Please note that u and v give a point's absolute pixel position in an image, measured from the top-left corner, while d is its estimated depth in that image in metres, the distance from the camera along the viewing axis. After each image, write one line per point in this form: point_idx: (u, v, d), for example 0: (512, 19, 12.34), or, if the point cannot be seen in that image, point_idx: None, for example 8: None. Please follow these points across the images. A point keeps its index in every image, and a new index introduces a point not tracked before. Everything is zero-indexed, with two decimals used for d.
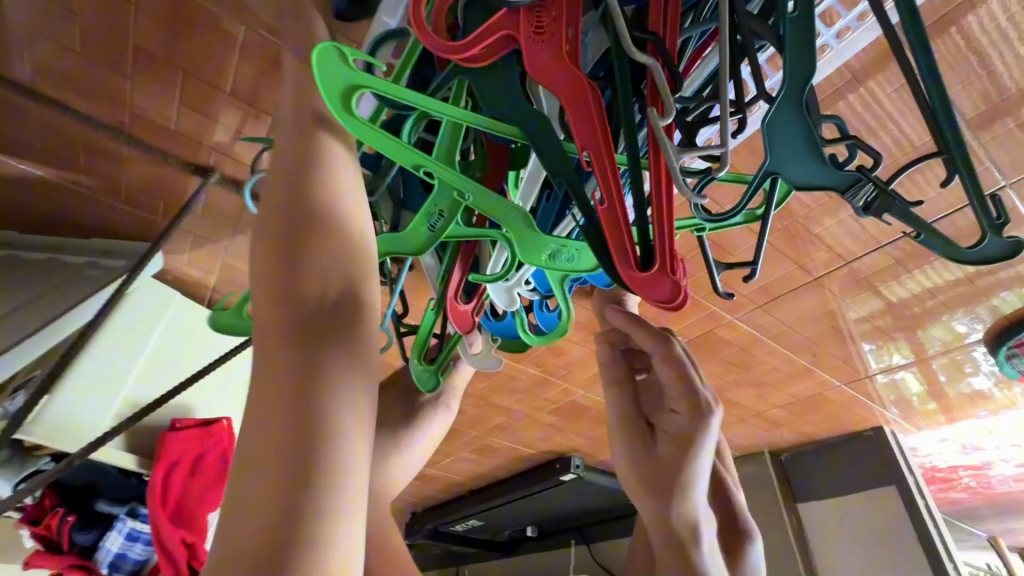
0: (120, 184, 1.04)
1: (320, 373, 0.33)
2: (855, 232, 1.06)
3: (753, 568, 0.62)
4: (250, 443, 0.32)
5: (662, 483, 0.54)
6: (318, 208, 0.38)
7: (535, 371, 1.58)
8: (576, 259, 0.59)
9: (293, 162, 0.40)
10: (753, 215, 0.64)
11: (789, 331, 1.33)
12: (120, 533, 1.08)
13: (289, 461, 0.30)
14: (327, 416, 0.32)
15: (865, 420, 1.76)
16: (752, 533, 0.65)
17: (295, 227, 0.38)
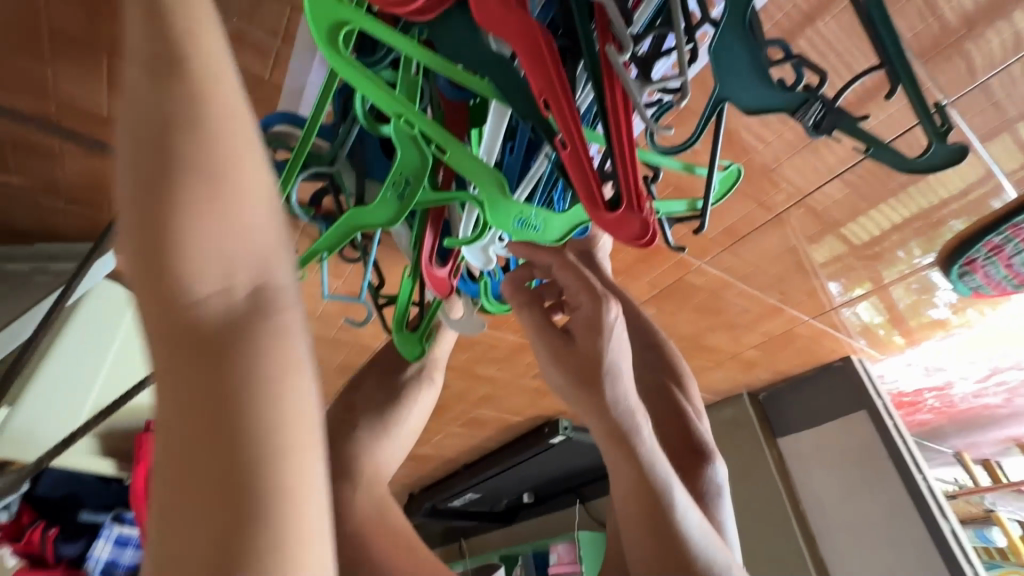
0: (58, 184, 0.99)
1: (237, 400, 0.27)
2: (809, 165, 1.07)
3: (711, 486, 0.70)
4: (165, 505, 0.26)
5: (587, 372, 0.59)
6: (188, 162, 0.29)
7: (515, 337, 1.59)
8: (542, 228, 0.63)
9: (141, 112, 0.30)
10: (689, 165, 0.68)
11: (754, 271, 1.37)
12: (108, 540, 1.07)
13: (222, 523, 0.25)
14: (262, 450, 0.26)
15: (834, 352, 1.83)
16: (712, 455, 0.72)
17: (168, 204, 0.29)
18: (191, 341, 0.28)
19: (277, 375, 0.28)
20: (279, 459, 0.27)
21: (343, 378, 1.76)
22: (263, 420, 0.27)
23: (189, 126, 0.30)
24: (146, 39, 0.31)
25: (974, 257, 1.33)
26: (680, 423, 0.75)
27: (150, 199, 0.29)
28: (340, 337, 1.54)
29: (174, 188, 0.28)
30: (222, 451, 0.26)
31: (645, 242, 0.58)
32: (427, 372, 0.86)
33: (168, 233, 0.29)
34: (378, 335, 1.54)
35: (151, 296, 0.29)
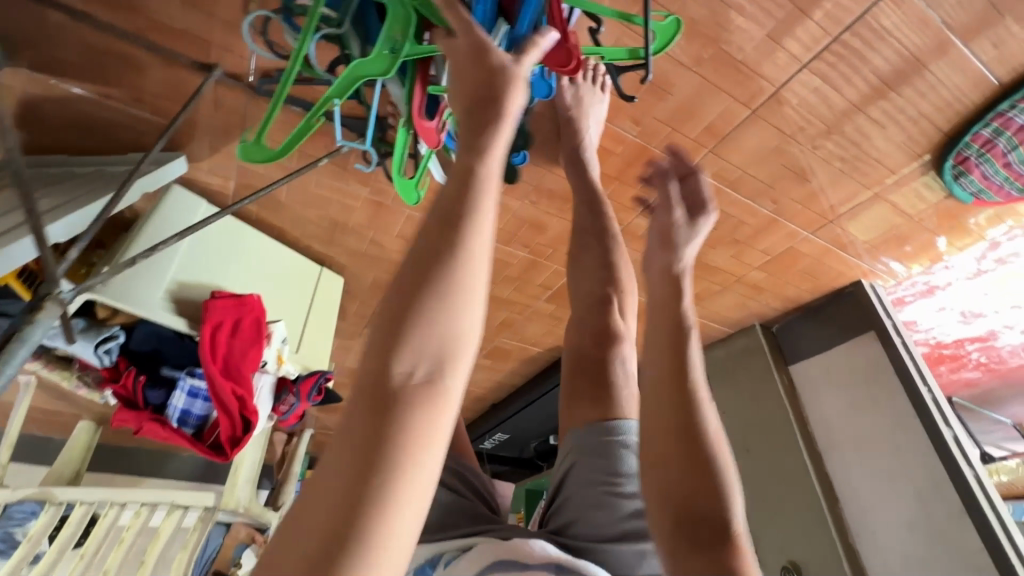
0: (145, 93, 1.25)
1: (405, 396, 0.39)
2: (778, 54, 1.16)
3: (622, 357, 0.96)
4: (347, 430, 0.39)
5: (671, 241, 0.80)
6: (433, 297, 0.43)
7: (526, 255, 1.76)
8: None
9: (447, 207, 0.47)
10: (625, 13, 0.80)
11: (745, 176, 1.45)
12: (183, 390, 1.34)
13: (358, 454, 0.37)
14: (405, 429, 0.38)
15: (843, 275, 1.87)
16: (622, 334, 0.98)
17: (432, 260, 0.44)
18: (397, 329, 0.42)
19: (427, 409, 0.40)
20: (413, 448, 0.38)
21: (378, 297, 1.98)
22: (419, 418, 0.39)
23: (451, 235, 0.45)
24: (457, 186, 0.49)
25: (966, 154, 1.38)
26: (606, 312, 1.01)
27: (436, 255, 0.44)
28: (372, 252, 1.75)
29: (444, 255, 0.44)
30: (383, 413, 0.39)
31: (569, 69, 0.74)
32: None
33: (432, 272, 0.44)
34: (404, 250, 1.75)
35: (401, 293, 0.43)
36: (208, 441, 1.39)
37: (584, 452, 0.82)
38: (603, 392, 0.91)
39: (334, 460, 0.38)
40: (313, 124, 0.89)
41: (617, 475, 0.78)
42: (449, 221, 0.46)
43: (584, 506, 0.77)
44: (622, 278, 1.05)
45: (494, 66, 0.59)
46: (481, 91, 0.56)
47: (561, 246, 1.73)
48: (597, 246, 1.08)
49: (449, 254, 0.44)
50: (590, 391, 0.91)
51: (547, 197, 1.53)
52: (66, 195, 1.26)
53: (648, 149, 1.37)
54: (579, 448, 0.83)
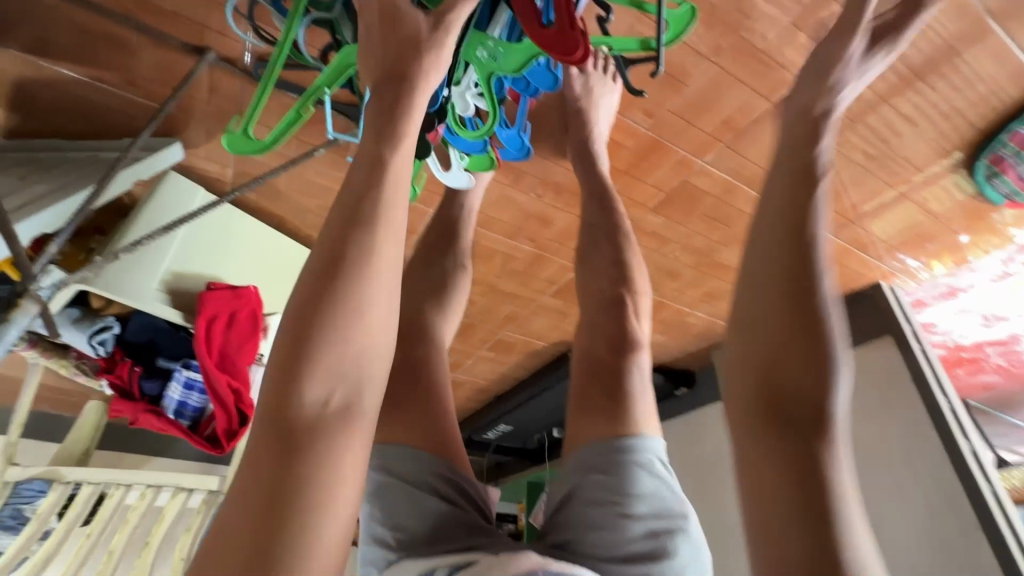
0: (138, 77, 1.21)
1: (315, 426, 0.47)
2: (802, 43, 1.08)
3: (640, 366, 0.90)
4: (261, 455, 0.47)
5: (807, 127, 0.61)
6: (337, 330, 0.49)
7: (531, 249, 1.71)
8: (504, 58, 0.74)
9: (337, 242, 0.51)
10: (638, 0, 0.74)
11: (762, 173, 1.39)
12: (179, 382, 1.33)
13: (271, 479, 0.46)
14: (314, 455, 0.47)
15: (861, 276, 1.79)
16: (640, 343, 0.91)
17: (323, 299, 0.49)
18: (292, 365, 0.48)
19: (337, 435, 0.48)
20: (323, 470, 0.47)
21: None
22: (326, 444, 0.47)
23: (340, 272, 0.50)
24: (349, 220, 0.52)
25: (1001, 153, 1.30)
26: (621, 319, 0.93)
27: (326, 293, 0.49)
28: None
29: (333, 294, 0.49)
30: (290, 442, 0.47)
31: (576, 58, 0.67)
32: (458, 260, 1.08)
33: (323, 311, 0.49)
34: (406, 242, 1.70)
35: (295, 330, 0.49)
36: (204, 433, 1.37)
37: (585, 469, 0.79)
38: (616, 404, 0.84)
39: (251, 483, 0.46)
40: (303, 112, 0.84)
41: (625, 494, 0.74)
42: (338, 257, 0.50)
43: (584, 527, 0.74)
44: (634, 277, 0.99)
45: (405, 38, 0.60)
46: (388, 100, 0.57)
47: (567, 240, 1.67)
48: (606, 246, 1.03)
49: (346, 286, 0.49)
50: (603, 403, 0.85)
51: (553, 190, 1.47)
52: (58, 181, 1.23)
53: (660, 143, 1.30)
54: (583, 463, 0.79)
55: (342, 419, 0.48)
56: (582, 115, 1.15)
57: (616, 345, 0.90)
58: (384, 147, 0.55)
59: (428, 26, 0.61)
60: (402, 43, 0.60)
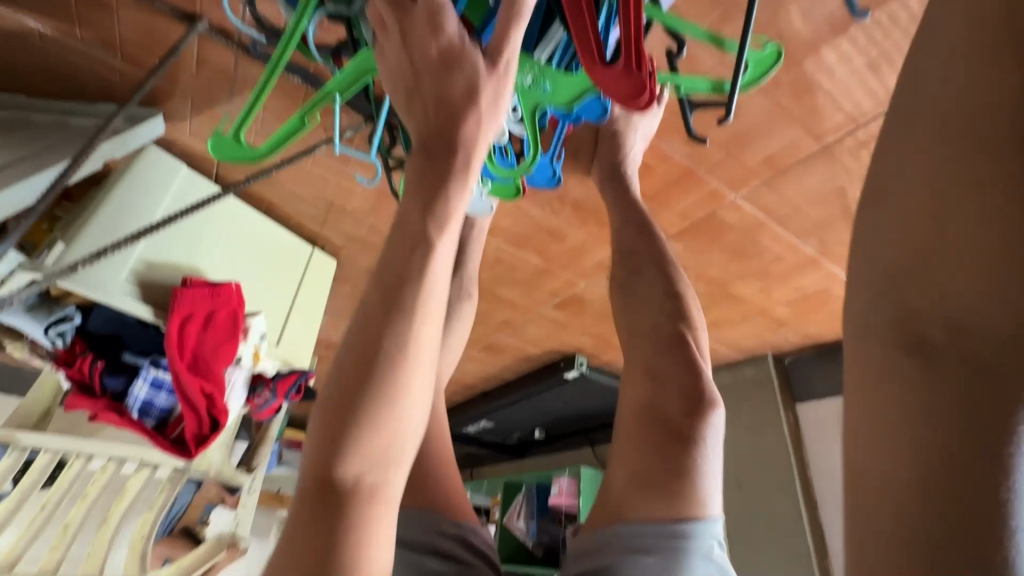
0: (116, 39, 1.05)
1: (352, 506, 0.42)
2: (871, 88, 0.98)
3: (713, 431, 0.71)
4: (295, 531, 0.42)
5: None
6: (383, 394, 0.43)
7: (537, 261, 1.61)
8: (553, 90, 0.62)
9: (387, 293, 0.45)
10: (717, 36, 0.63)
11: (795, 213, 1.30)
12: (145, 380, 1.21)
13: (305, 563, 0.41)
14: (349, 541, 0.41)
15: None
16: (714, 401, 0.72)
17: (369, 356, 0.43)
18: (334, 433, 0.43)
19: (374, 516, 0.42)
20: (360, 557, 0.41)
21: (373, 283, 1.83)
22: (362, 527, 0.42)
23: (390, 330, 0.44)
24: (402, 265, 0.46)
25: None
26: (690, 370, 0.74)
27: (374, 349, 0.44)
28: (370, 238, 1.59)
29: (381, 352, 0.43)
30: (324, 522, 0.41)
31: (636, 98, 0.57)
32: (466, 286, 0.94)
33: (370, 369, 0.43)
34: None
35: (339, 390, 0.43)
36: (171, 436, 1.24)
37: (622, 546, 0.65)
38: (679, 482, 0.67)
39: (284, 561, 0.42)
40: (308, 120, 0.71)
41: None
42: (388, 310, 0.44)
43: None
44: (691, 309, 0.81)
45: (459, 83, 0.50)
46: (441, 146, 0.49)
47: (578, 256, 1.57)
48: (653, 273, 0.84)
49: (392, 368, 0.43)
50: (660, 481, 0.67)
51: (571, 207, 1.37)
52: (16, 150, 1.07)
53: (694, 173, 1.20)
54: (619, 542, 0.66)
55: (381, 494, 0.43)
56: (617, 139, 1.04)
57: (690, 402, 0.71)
58: (433, 218, 0.47)
59: (486, 69, 0.50)
60: (454, 80, 0.50)
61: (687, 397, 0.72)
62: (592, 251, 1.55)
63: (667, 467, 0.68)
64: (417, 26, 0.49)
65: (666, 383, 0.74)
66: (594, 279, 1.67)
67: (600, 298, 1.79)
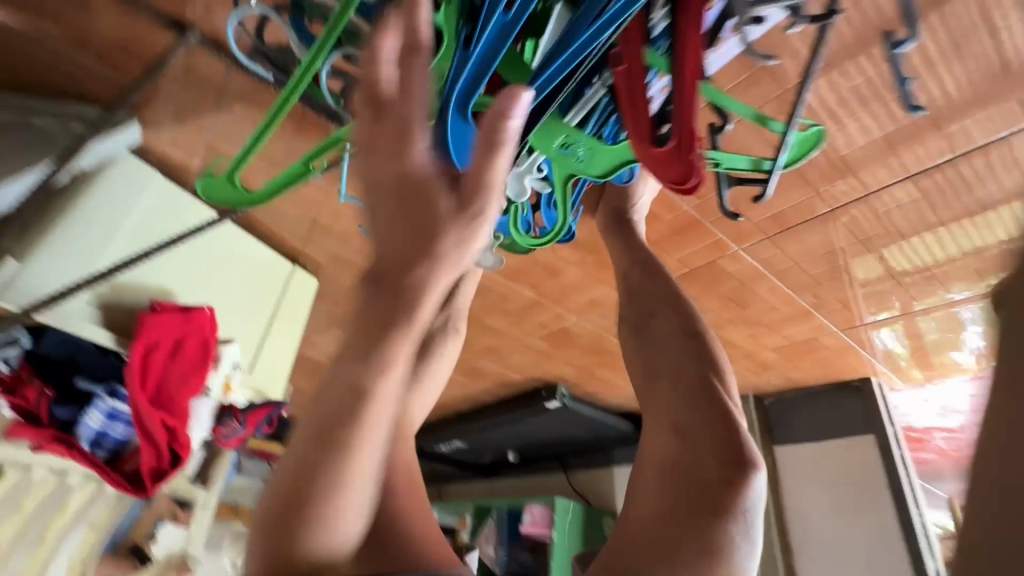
0: (94, 39, 0.95)
1: None
2: (886, 159, 0.98)
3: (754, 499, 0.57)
4: None
5: None
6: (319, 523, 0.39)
7: (530, 294, 1.56)
8: (588, 160, 0.58)
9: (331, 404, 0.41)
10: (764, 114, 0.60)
11: (795, 268, 1.30)
12: (99, 411, 1.08)
13: None
14: None
15: (855, 371, 1.77)
16: (756, 463, 0.58)
17: (307, 477, 0.40)
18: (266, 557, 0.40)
19: None
20: None
21: None
22: None
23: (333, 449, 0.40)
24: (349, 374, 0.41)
25: None
26: (723, 421, 0.61)
27: (314, 470, 0.40)
28: (356, 261, 1.51)
29: (322, 475, 0.40)
30: None
31: (687, 182, 0.53)
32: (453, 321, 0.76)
33: (309, 496, 0.39)
34: None
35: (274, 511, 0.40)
36: (125, 471, 1.13)
37: None
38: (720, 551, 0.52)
39: None
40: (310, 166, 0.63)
41: None
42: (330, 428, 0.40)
43: None
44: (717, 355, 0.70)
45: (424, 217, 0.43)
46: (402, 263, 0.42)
47: (572, 292, 1.53)
48: (666, 317, 0.75)
49: (326, 498, 0.39)
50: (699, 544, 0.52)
51: (571, 245, 1.33)
52: None
53: (699, 223, 1.18)
54: None
55: None
56: (630, 189, 1.00)
57: (727, 457, 0.58)
58: (376, 344, 0.41)
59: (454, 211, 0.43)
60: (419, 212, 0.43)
61: (725, 460, 0.58)
62: (587, 288, 1.51)
63: (702, 544, 0.53)
64: (381, 145, 0.44)
65: (695, 438, 0.60)
66: (586, 315, 1.64)
67: (589, 332, 1.75)
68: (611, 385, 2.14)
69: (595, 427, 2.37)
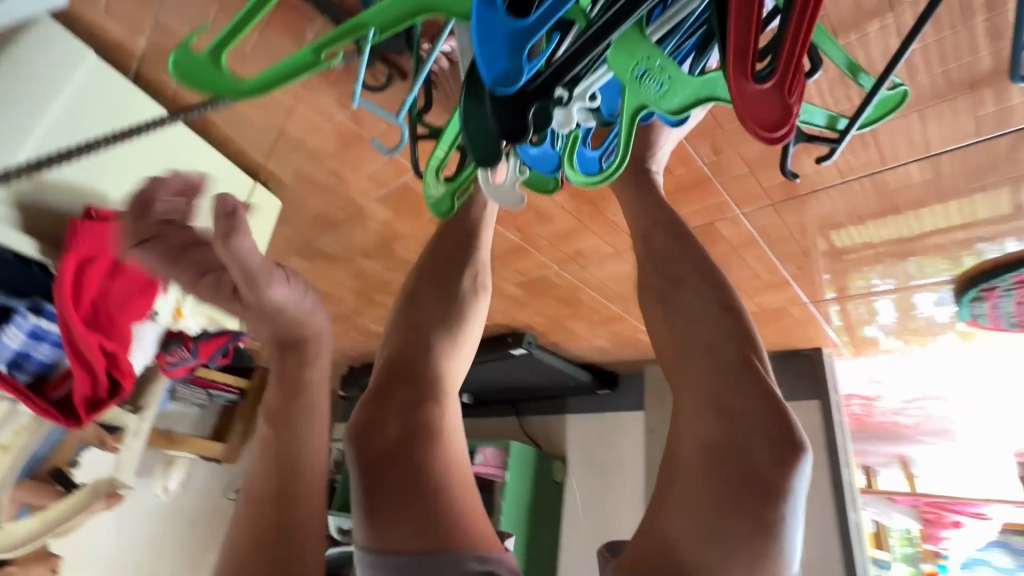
0: None
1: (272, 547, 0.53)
2: (910, 134, 0.98)
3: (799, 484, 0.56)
4: None
5: None
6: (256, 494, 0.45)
7: (515, 238, 1.48)
8: (665, 91, 0.49)
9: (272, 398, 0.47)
10: (854, 68, 0.54)
11: (788, 237, 1.30)
12: (21, 329, 0.92)
13: None
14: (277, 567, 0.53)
15: (810, 339, 1.88)
16: (805, 446, 0.56)
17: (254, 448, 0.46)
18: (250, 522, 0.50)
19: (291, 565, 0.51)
20: None
21: (319, 231, 1.60)
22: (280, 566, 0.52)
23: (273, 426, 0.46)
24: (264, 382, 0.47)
25: (997, 285, 1.34)
26: (764, 399, 0.58)
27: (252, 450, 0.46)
28: (328, 184, 1.36)
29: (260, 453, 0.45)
30: None
31: (778, 129, 0.46)
32: (480, 279, 0.61)
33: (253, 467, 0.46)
34: (370, 193, 1.37)
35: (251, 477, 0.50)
36: (53, 397, 1.00)
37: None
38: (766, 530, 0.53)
39: None
40: (323, 59, 0.49)
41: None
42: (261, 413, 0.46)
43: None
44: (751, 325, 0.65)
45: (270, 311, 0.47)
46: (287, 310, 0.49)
47: (559, 241, 1.47)
48: (698, 285, 0.68)
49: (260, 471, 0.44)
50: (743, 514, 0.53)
51: (571, 192, 1.24)
52: None
53: (710, 182, 1.13)
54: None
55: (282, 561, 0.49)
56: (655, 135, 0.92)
57: (778, 446, 0.55)
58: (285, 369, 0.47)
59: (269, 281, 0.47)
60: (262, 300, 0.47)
61: (774, 442, 0.55)
62: (575, 238, 1.45)
63: (750, 530, 0.53)
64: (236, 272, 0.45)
65: (742, 419, 0.57)
66: (568, 265, 1.59)
67: (567, 283, 1.71)
68: (577, 338, 2.14)
69: (554, 376, 2.39)
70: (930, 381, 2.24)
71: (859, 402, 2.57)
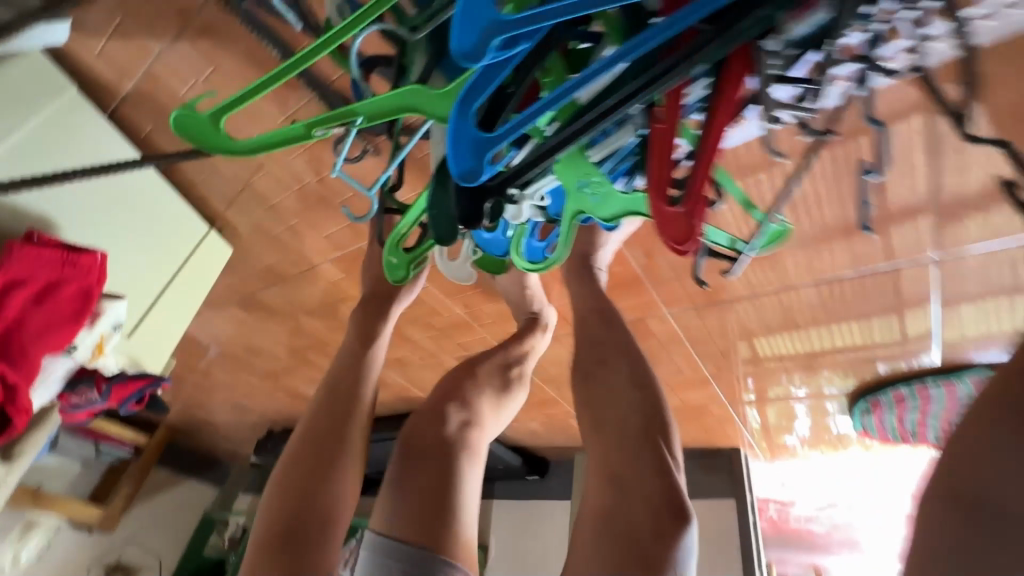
0: None
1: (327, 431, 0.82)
2: (806, 261, 1.16)
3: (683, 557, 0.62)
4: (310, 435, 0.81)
5: None
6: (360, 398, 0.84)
7: (461, 312, 1.53)
8: (600, 202, 0.60)
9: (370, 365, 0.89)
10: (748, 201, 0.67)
11: (707, 338, 1.43)
12: None
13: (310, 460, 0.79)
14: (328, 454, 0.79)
15: (727, 437, 1.98)
16: (690, 521, 0.64)
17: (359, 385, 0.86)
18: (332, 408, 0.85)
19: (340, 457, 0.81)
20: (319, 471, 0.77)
21: (265, 283, 1.58)
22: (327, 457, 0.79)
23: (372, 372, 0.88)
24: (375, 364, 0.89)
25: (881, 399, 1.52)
26: (660, 479, 0.66)
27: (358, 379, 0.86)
28: (284, 240, 1.38)
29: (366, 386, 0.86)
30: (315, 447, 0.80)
31: (685, 243, 0.57)
32: (520, 374, 1.05)
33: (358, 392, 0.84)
34: (325, 254, 1.41)
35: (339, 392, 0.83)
36: None
37: None
38: None
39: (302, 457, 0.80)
40: (310, 133, 0.56)
41: None
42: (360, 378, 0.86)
43: None
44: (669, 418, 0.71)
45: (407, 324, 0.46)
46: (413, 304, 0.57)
47: (502, 320, 1.53)
48: (621, 364, 0.75)
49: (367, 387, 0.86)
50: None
51: None
52: None
53: (642, 283, 1.27)
54: None
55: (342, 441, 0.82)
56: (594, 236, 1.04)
57: (671, 516, 0.63)
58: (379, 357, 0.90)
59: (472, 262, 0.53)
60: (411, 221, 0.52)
61: (662, 520, 0.63)
62: None
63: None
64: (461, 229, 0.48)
65: (636, 492, 0.64)
66: None
67: None
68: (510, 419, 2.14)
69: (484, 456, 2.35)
70: (832, 489, 2.38)
71: (772, 508, 2.65)
